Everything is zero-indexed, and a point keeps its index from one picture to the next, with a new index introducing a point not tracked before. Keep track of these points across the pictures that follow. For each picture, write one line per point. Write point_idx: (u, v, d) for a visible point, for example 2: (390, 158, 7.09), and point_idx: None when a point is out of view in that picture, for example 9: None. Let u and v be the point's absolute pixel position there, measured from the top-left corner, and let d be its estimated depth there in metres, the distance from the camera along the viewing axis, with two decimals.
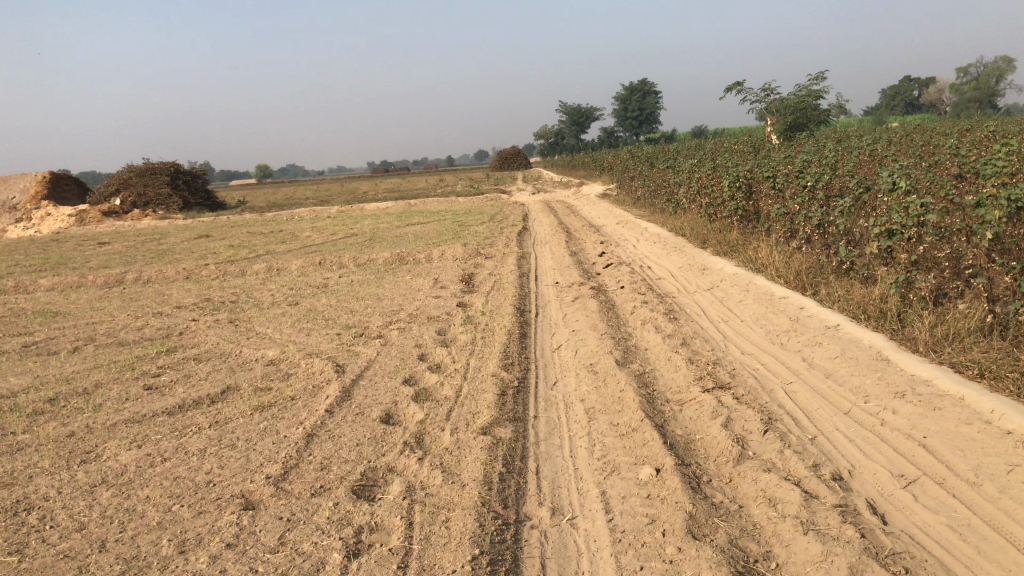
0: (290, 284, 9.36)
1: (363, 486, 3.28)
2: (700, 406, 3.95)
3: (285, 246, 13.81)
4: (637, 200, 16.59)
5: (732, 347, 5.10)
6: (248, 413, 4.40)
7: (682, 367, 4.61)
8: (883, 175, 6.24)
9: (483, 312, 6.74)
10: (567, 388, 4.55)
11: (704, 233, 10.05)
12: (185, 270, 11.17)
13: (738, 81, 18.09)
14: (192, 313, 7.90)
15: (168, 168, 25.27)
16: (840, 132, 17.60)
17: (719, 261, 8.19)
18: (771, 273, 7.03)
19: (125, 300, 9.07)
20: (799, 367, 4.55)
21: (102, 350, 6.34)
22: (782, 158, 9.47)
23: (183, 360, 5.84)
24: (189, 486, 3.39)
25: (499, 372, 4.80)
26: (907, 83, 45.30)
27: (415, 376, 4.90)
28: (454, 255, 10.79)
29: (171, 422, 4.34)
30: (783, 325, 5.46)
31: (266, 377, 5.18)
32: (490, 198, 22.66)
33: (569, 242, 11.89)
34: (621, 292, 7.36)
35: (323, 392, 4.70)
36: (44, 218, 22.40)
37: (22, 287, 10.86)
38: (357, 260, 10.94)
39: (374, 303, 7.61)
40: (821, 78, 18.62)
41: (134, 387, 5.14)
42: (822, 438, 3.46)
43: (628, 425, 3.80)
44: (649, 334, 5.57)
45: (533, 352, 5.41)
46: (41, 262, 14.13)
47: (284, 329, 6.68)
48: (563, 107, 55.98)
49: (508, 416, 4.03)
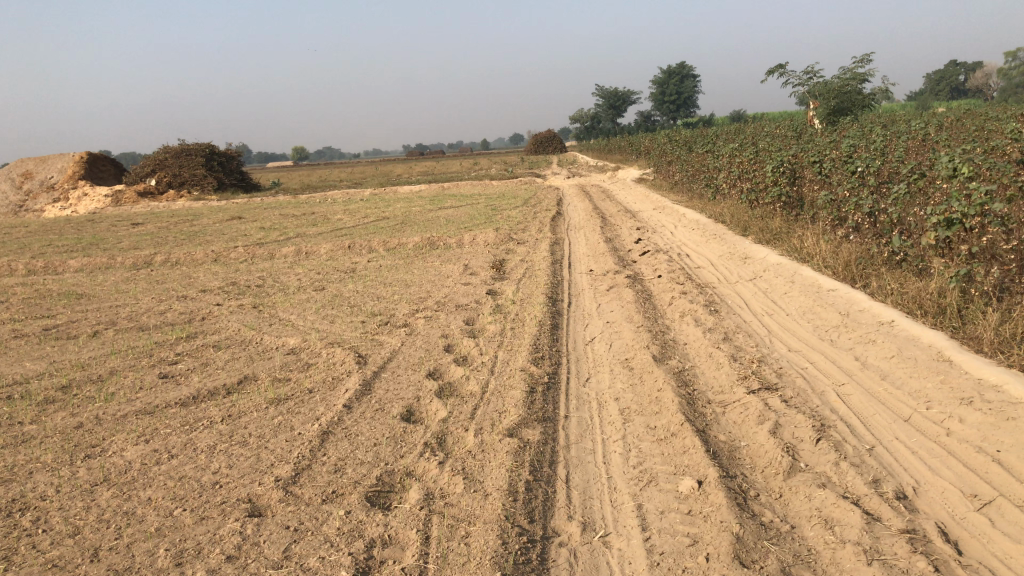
0: (317, 268, 9.17)
1: (379, 493, 3.03)
2: (745, 410, 3.64)
3: (315, 229, 13.65)
4: (674, 185, 16.18)
5: (778, 344, 4.77)
6: (263, 406, 4.19)
7: (724, 365, 4.30)
8: (942, 161, 5.83)
9: (514, 301, 6.46)
10: (601, 386, 4.27)
11: (746, 219, 9.68)
12: (213, 252, 11.04)
13: (779, 64, 17.52)
14: (216, 297, 7.74)
15: (203, 149, 25.30)
16: (886, 117, 17.00)
17: (761, 250, 7.81)
18: (818, 264, 6.66)
19: (151, 282, 8.96)
20: (852, 367, 4.21)
21: (122, 335, 6.19)
22: (829, 143, 9.03)
23: (202, 347, 5.66)
24: (193, 488, 3.18)
25: (529, 366, 4.53)
26: (954, 68, 43.99)
27: (440, 369, 4.65)
28: (485, 241, 10.54)
29: (183, 415, 4.15)
30: (832, 320, 5.11)
31: (285, 367, 4.97)
32: (524, 182, 22.35)
33: (605, 228, 11.58)
34: (658, 281, 7.05)
35: (342, 384, 4.47)
36: (81, 198, 22.55)
37: (52, 268, 10.82)
38: (386, 244, 10.73)
39: (401, 290, 7.36)
40: (866, 61, 17.97)
41: (149, 376, 4.96)
42: (880, 449, 3.13)
43: (666, 429, 3.51)
44: (688, 327, 5.26)
45: (565, 345, 5.13)
46: (74, 242, 14.12)
47: (308, 315, 6.47)
48: (599, 91, 55.27)
49: (537, 416, 3.76)
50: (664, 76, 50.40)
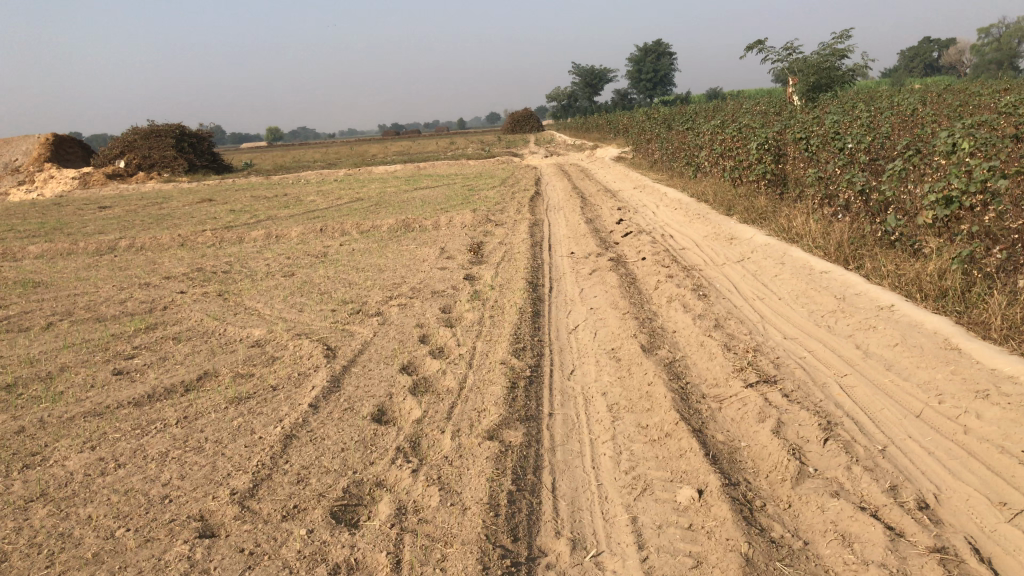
0: (288, 253, 8.81)
1: (345, 507, 2.74)
2: (743, 406, 3.39)
3: (287, 211, 13.23)
4: (654, 163, 15.89)
5: (772, 331, 4.51)
6: (222, 406, 3.86)
7: (718, 355, 4.03)
8: (940, 136, 5.57)
9: (492, 286, 6.16)
10: (586, 379, 3.99)
11: (730, 198, 9.42)
12: (180, 237, 10.63)
13: (759, 39, 17.18)
14: (181, 285, 7.36)
15: (173, 130, 24.67)
16: (866, 93, 16.79)
17: (748, 230, 7.54)
18: (808, 244, 6.41)
19: (113, 269, 8.55)
20: (852, 356, 3.95)
21: (77, 327, 5.82)
22: (815, 119, 8.76)
23: (161, 339, 5.32)
24: (140, 503, 2.86)
25: (509, 359, 4.24)
26: (929, 44, 43.91)
27: (414, 363, 4.34)
28: (463, 222, 10.22)
29: (135, 417, 3.81)
30: (828, 305, 4.84)
31: (249, 361, 4.65)
32: (501, 162, 21.97)
33: (585, 208, 11.29)
34: (642, 264, 6.77)
35: (309, 380, 4.15)
36: (47, 180, 21.93)
37: (10, 254, 10.36)
38: (360, 227, 10.38)
39: (375, 276, 7.03)
40: (846, 37, 17.72)
41: (101, 372, 4.61)
42: (893, 450, 2.88)
43: (660, 429, 3.24)
44: (676, 313, 4.99)
45: (547, 334, 4.85)
46: (36, 227, 13.61)
47: (276, 303, 6.13)
48: (577, 69, 54.82)
49: (519, 415, 3.47)
50: (641, 53, 49.94)
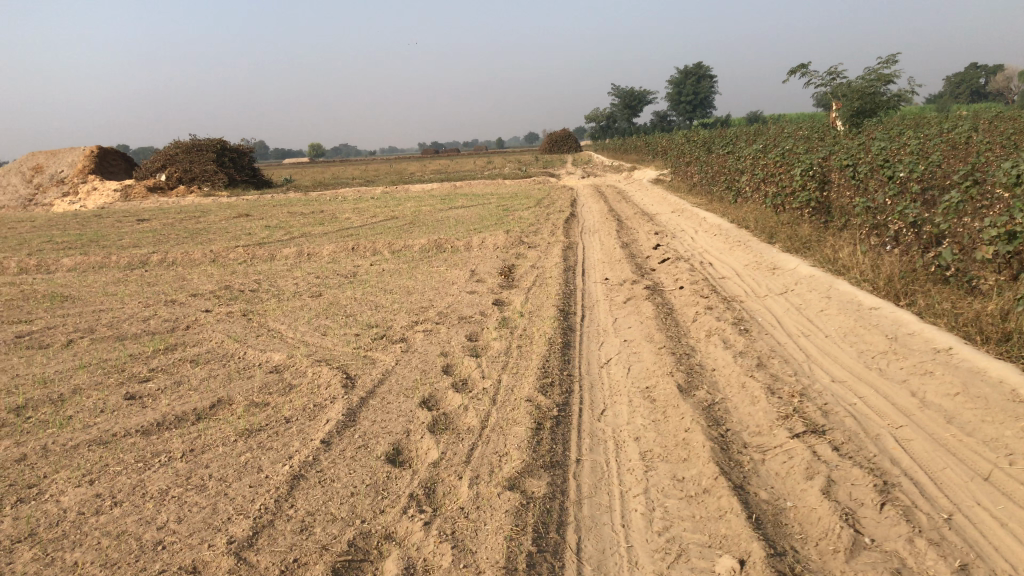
0: (317, 272, 8.66)
1: (349, 563, 2.51)
2: (789, 460, 3.10)
3: (321, 228, 13.14)
4: (694, 186, 15.58)
5: (819, 373, 4.20)
6: (231, 439, 3.65)
7: (761, 400, 3.74)
8: (1001, 166, 5.23)
9: (522, 313, 5.91)
10: (618, 421, 3.73)
11: (772, 225, 9.10)
12: (212, 252, 10.56)
13: (802, 63, 16.80)
14: (206, 303, 7.23)
15: (214, 144, 24.88)
16: (913, 119, 16.33)
17: (792, 260, 7.21)
18: (856, 277, 6.07)
19: (142, 285, 8.46)
20: (908, 405, 3.64)
21: (97, 346, 5.68)
22: (863, 145, 8.41)
23: (179, 362, 5.15)
24: (131, 549, 2.65)
25: (536, 396, 3.98)
26: (976, 70, 42.96)
27: (436, 396, 4.11)
28: (496, 244, 10.01)
29: (139, 448, 3.62)
30: (879, 346, 4.51)
31: (265, 389, 4.45)
32: (538, 182, 21.76)
33: (622, 231, 11.03)
34: (679, 293, 6.49)
35: (324, 412, 3.94)
36: (90, 192, 22.22)
37: (45, 266, 10.36)
38: (392, 246, 10.21)
39: (402, 299, 6.83)
40: (893, 61, 17.29)
41: (112, 396, 4.43)
42: (960, 520, 2.58)
43: (697, 484, 2.97)
44: (715, 350, 4.70)
45: (577, 368, 4.59)
46: (73, 239, 13.69)
47: (300, 326, 5.95)
48: (616, 91, 54.65)
49: (544, 461, 3.22)
50: (680, 75, 49.58)
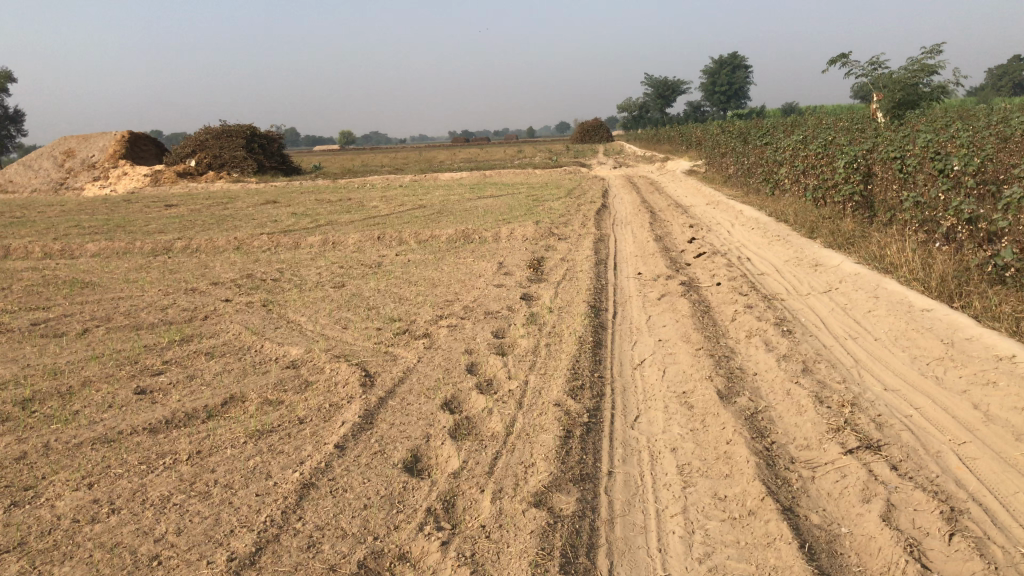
0: (341, 261, 8.47)
1: None
2: (842, 479, 2.83)
3: (347, 216, 12.97)
4: (729, 178, 15.20)
5: (870, 381, 3.90)
6: (240, 441, 3.45)
7: (808, 410, 3.46)
8: None
9: (551, 309, 5.66)
10: (653, 429, 3.47)
11: (812, 219, 8.76)
12: (236, 239, 10.42)
13: (843, 53, 16.29)
14: (226, 292, 7.06)
15: (244, 130, 24.83)
16: (957, 111, 15.80)
17: (835, 256, 6.87)
18: (906, 275, 5.73)
19: (164, 272, 8.33)
20: (971, 417, 3.33)
21: (112, 335, 5.53)
22: (910, 137, 8.02)
23: (194, 354, 4.97)
24: (124, 564, 2.45)
25: (565, 400, 3.73)
26: (1020, 63, 41.78)
27: (458, 398, 3.87)
28: (524, 235, 9.76)
29: (144, 449, 3.43)
30: (934, 352, 4.18)
31: (281, 386, 4.25)
32: (568, 172, 21.45)
33: (654, 224, 10.73)
34: (716, 290, 6.20)
35: (340, 413, 3.72)
36: (121, 177, 22.28)
37: (69, 251, 10.29)
38: (419, 236, 10.00)
39: (426, 291, 6.60)
40: (936, 52, 16.73)
41: (122, 391, 4.26)
42: None
43: (742, 504, 2.71)
44: (757, 352, 4.41)
45: (609, 369, 4.33)
46: (101, 223, 13.66)
47: (320, 318, 5.75)
48: (648, 81, 54.03)
49: (573, 473, 2.97)
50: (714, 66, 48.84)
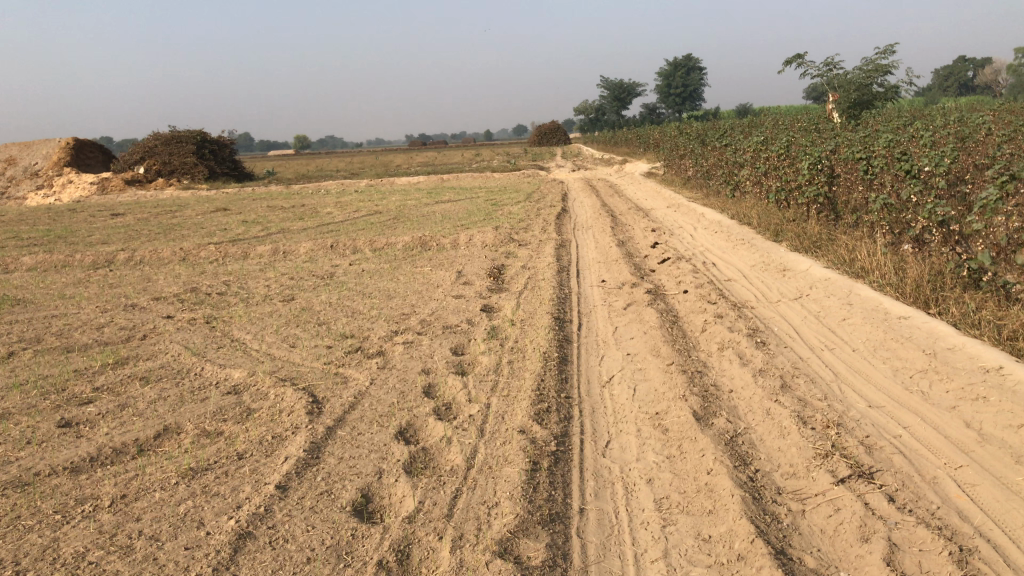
0: (293, 272, 8.09)
1: None
2: (836, 514, 2.58)
3: (301, 224, 12.55)
4: (688, 181, 15.07)
5: (852, 397, 3.67)
6: (171, 482, 3.10)
7: (792, 433, 3.21)
8: None
9: (513, 322, 5.37)
10: (626, 457, 3.19)
11: (775, 222, 8.60)
12: (183, 250, 9.96)
13: (799, 53, 16.31)
14: (168, 308, 6.64)
15: (195, 136, 24.13)
16: (911, 112, 15.84)
17: (802, 261, 6.69)
18: (878, 280, 5.55)
19: (103, 287, 7.87)
20: (964, 436, 3.11)
21: (40, 359, 5.11)
22: (873, 136, 7.89)
23: (129, 379, 4.58)
24: None
25: (530, 426, 3.44)
26: (964, 63, 42.65)
27: (414, 426, 3.56)
28: (483, 241, 9.47)
29: (62, 494, 3.06)
30: (917, 364, 3.97)
31: (222, 414, 3.90)
32: (527, 175, 21.19)
33: (616, 228, 10.52)
34: (683, 298, 5.97)
35: (284, 446, 3.39)
36: (66, 185, 21.47)
37: (4, 266, 9.74)
38: (374, 244, 9.65)
39: (381, 304, 6.27)
40: (889, 53, 16.80)
41: (43, 424, 3.86)
42: None
43: (730, 548, 2.43)
44: (731, 367, 4.17)
45: (575, 388, 4.05)
46: (42, 234, 13.05)
47: (267, 337, 5.39)
48: (605, 84, 54.19)
49: (541, 514, 2.69)
50: (670, 69, 49.11)
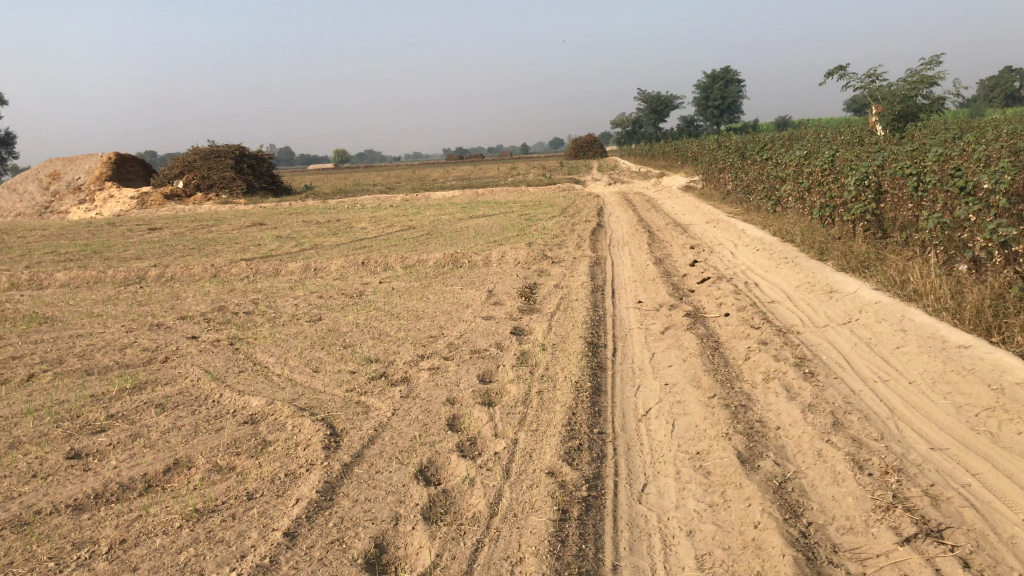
0: (322, 291, 7.92)
1: None
2: None
3: (334, 239, 12.44)
4: (727, 195, 14.69)
5: (912, 438, 3.36)
6: (175, 525, 2.90)
7: (849, 481, 2.92)
8: None
9: (544, 347, 5.12)
10: (664, 504, 2.93)
11: (819, 240, 8.26)
12: (214, 266, 9.87)
13: (841, 64, 15.89)
14: (193, 328, 6.50)
15: (233, 150, 24.28)
16: (959, 124, 15.27)
17: (850, 282, 6.35)
18: (934, 303, 5.20)
19: (131, 305, 7.77)
20: None
21: (58, 382, 4.97)
22: (923, 149, 7.52)
23: (146, 406, 4.42)
24: None
25: (560, 467, 3.18)
26: (1011, 74, 41.55)
27: (435, 465, 3.32)
28: (516, 258, 9.24)
29: (60, 536, 2.87)
30: (982, 400, 3.64)
31: (235, 446, 3.70)
32: (562, 189, 20.94)
33: (653, 245, 10.23)
34: (724, 322, 5.67)
35: (297, 485, 3.18)
36: (107, 200, 21.70)
37: (37, 281, 9.73)
38: (405, 262, 9.46)
39: (409, 326, 6.06)
40: (935, 63, 16.25)
41: (52, 455, 3.70)
42: None
43: None
44: (777, 401, 3.87)
45: (609, 423, 3.79)
46: (78, 249, 13.11)
47: (290, 360, 5.21)
48: (642, 97, 53.81)
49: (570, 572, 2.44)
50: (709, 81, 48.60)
